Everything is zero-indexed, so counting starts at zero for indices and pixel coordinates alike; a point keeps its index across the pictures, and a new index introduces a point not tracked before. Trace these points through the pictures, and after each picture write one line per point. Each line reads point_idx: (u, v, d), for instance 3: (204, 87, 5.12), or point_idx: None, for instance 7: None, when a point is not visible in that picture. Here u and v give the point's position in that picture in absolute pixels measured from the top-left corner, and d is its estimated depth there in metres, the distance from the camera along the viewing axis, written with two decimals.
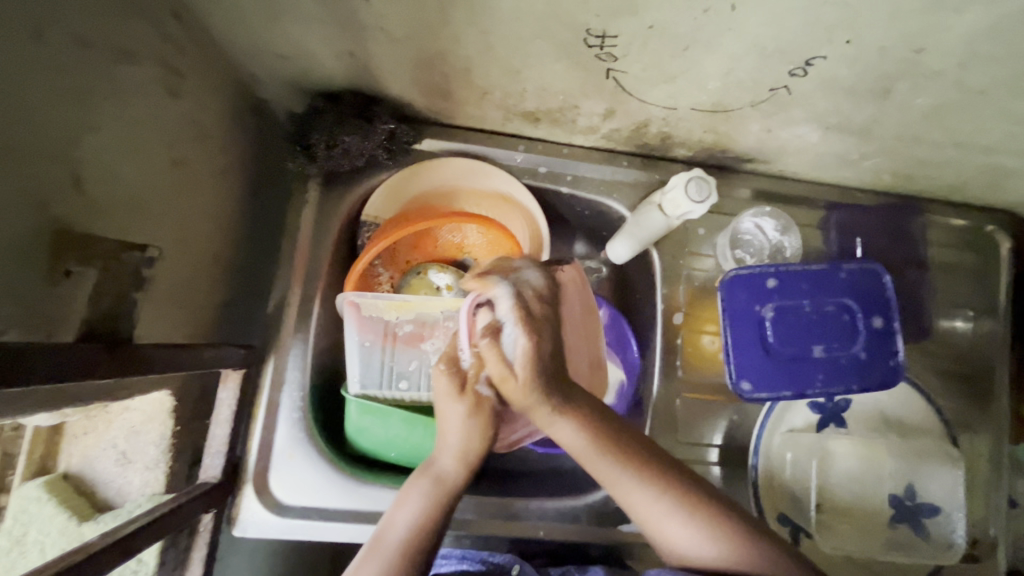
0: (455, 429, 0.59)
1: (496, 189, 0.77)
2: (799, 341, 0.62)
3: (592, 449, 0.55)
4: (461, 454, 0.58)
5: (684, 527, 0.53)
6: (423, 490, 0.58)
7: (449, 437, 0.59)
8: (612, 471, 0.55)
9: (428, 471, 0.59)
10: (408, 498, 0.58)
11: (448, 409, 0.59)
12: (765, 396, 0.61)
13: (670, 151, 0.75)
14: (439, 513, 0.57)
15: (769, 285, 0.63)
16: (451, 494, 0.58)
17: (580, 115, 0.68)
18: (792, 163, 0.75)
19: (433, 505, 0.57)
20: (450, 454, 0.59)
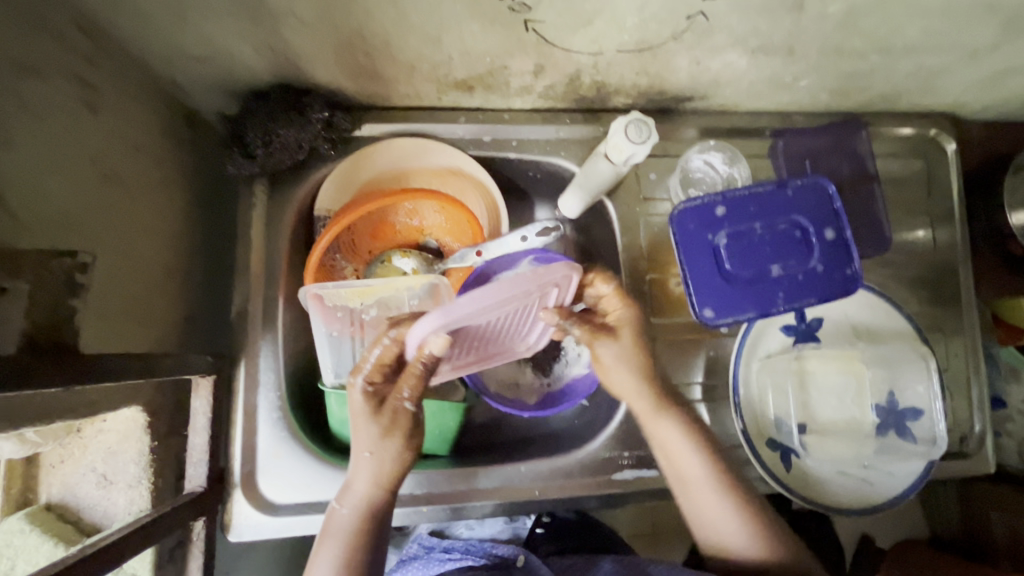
0: (369, 456, 0.60)
1: (444, 164, 0.78)
2: (756, 264, 0.62)
3: (691, 458, 0.67)
4: (375, 479, 0.60)
5: (732, 505, 0.65)
6: (340, 528, 0.60)
7: (360, 463, 0.60)
8: (695, 466, 0.66)
9: (345, 500, 0.60)
10: (330, 520, 0.60)
11: (362, 444, 0.60)
12: (729, 321, 0.61)
13: (609, 100, 0.76)
14: (362, 545, 0.59)
15: (718, 214, 0.63)
16: (374, 515, 0.60)
17: (511, 75, 0.68)
18: (729, 95, 0.76)
19: (355, 534, 0.59)
20: (364, 479, 0.60)
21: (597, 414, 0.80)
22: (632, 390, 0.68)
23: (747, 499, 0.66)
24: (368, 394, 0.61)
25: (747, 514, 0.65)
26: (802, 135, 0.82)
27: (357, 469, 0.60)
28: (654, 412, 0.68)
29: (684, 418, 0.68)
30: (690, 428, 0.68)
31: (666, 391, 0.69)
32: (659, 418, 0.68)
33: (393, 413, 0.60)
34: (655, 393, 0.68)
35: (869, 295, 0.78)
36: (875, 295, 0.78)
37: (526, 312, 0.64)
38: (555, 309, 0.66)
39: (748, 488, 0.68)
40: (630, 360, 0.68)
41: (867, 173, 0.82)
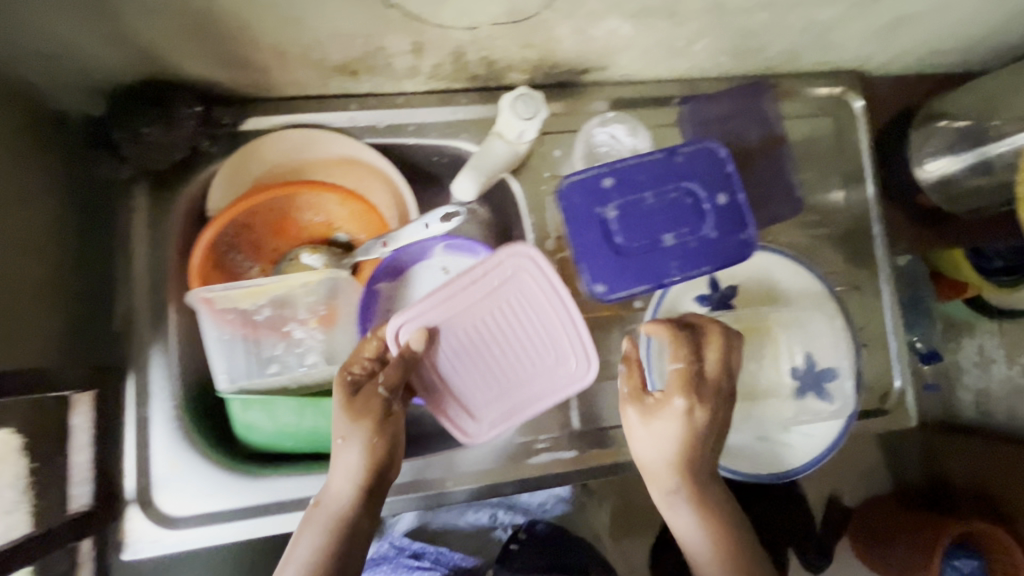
0: (344, 445, 0.59)
1: (342, 154, 0.75)
2: (647, 234, 0.61)
3: (692, 533, 0.61)
4: (353, 477, 0.58)
5: None
6: (317, 527, 0.56)
7: (339, 458, 0.59)
8: (695, 538, 0.60)
9: (322, 499, 0.59)
10: (307, 527, 0.57)
11: (336, 430, 0.60)
12: (622, 294, 0.60)
13: (505, 77, 0.73)
14: (328, 551, 0.54)
15: (606, 185, 0.61)
16: (342, 519, 0.57)
17: (391, 56, 0.66)
18: (626, 64, 0.74)
19: (324, 539, 0.55)
20: (341, 476, 0.58)
21: None
22: (655, 472, 0.63)
23: (735, 550, 0.59)
24: (339, 382, 0.61)
25: (727, 560, 0.58)
26: (706, 100, 0.80)
27: (337, 463, 0.59)
28: (670, 498, 0.62)
29: (706, 501, 0.61)
30: (706, 508, 0.61)
31: (704, 481, 0.62)
32: (674, 502, 0.62)
33: (361, 399, 0.60)
34: (684, 482, 0.62)
35: (784, 259, 0.77)
36: (791, 259, 0.77)
37: (512, 307, 0.68)
38: (541, 304, 0.69)
39: (746, 545, 0.60)
40: (667, 450, 0.62)
41: (776, 134, 0.81)
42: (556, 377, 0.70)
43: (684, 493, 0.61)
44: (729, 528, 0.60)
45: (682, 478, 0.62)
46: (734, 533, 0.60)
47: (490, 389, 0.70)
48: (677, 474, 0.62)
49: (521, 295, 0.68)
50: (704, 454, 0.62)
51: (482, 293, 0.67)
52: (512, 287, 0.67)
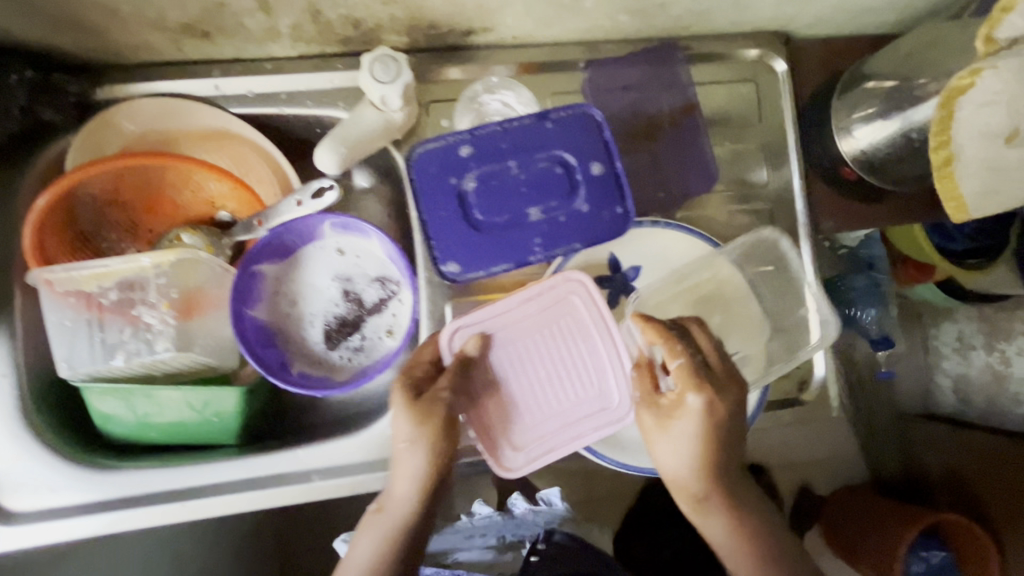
0: (406, 447, 0.60)
1: (209, 125, 0.70)
2: (510, 208, 0.56)
3: (725, 541, 0.63)
4: (418, 483, 0.61)
5: None
6: (375, 530, 0.62)
7: (402, 464, 0.60)
8: (722, 542, 0.64)
9: (384, 506, 0.62)
10: (361, 537, 0.62)
11: (400, 435, 0.60)
12: (478, 274, 0.55)
13: (381, 40, 0.67)
14: (394, 551, 0.61)
15: (463, 154, 0.55)
16: (407, 523, 0.61)
17: (239, 15, 0.60)
18: (513, 24, 0.67)
19: (388, 542, 0.61)
20: (408, 483, 0.60)
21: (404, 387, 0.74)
22: (683, 477, 0.63)
23: (759, 547, 0.63)
24: (404, 385, 0.62)
25: (755, 559, 0.62)
26: (610, 65, 0.74)
27: (401, 461, 0.60)
28: (697, 505, 0.64)
29: (733, 511, 0.64)
30: (733, 517, 0.63)
31: (735, 484, 0.64)
32: (707, 506, 0.64)
33: (422, 405, 0.60)
34: (716, 488, 0.63)
35: (684, 234, 0.72)
36: (699, 238, 0.71)
37: (563, 328, 0.66)
38: (585, 329, 0.67)
39: (765, 538, 0.63)
40: (692, 449, 0.62)
41: (689, 102, 0.75)
42: (597, 407, 0.66)
43: (714, 500, 0.64)
44: (751, 525, 0.63)
45: (706, 492, 0.63)
46: (756, 534, 0.63)
47: (534, 418, 0.66)
48: (701, 481, 0.63)
49: (575, 311, 0.67)
50: (730, 453, 0.63)
51: (539, 307, 0.67)
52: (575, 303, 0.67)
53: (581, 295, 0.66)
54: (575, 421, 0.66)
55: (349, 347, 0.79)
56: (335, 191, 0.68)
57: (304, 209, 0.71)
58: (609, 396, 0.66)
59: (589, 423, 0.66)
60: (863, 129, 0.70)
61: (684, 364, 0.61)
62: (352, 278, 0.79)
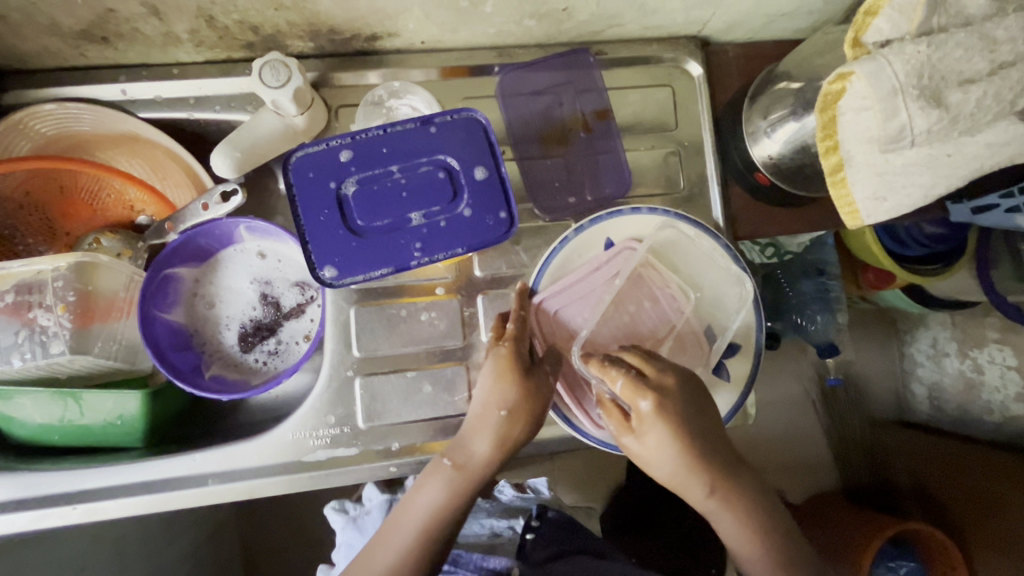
0: (503, 413, 0.63)
1: (121, 129, 0.71)
2: (390, 212, 0.55)
3: (733, 535, 0.61)
4: (498, 441, 0.63)
5: None
6: (445, 481, 0.63)
7: (484, 423, 0.63)
8: (732, 534, 0.61)
9: (457, 461, 0.63)
10: (428, 482, 0.63)
11: (498, 402, 0.63)
12: (356, 278, 0.54)
13: (285, 45, 0.68)
14: (460, 501, 0.63)
15: (342, 159, 0.55)
16: (480, 476, 0.63)
17: (133, 21, 0.60)
18: (416, 29, 0.68)
19: (456, 494, 0.63)
20: (486, 440, 0.63)
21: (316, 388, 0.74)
22: (680, 479, 0.60)
23: (766, 534, 0.61)
24: (510, 354, 0.64)
25: (765, 545, 0.60)
26: (519, 70, 0.74)
27: (488, 423, 0.63)
28: (708, 500, 0.61)
29: (751, 505, 0.61)
30: (751, 510, 0.61)
31: (740, 482, 0.61)
32: (713, 506, 0.61)
33: (534, 381, 0.64)
34: (714, 487, 0.60)
35: (674, 233, 0.72)
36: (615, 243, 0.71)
37: (636, 296, 0.71)
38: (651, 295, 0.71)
39: (777, 526, 0.62)
40: (667, 453, 0.59)
41: (602, 108, 0.75)
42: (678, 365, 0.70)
43: (721, 493, 0.60)
44: (765, 516, 0.61)
45: (711, 488, 0.60)
46: (765, 518, 0.61)
47: None
48: (697, 484, 0.60)
49: (640, 280, 0.71)
50: (710, 444, 0.61)
51: (607, 271, 0.70)
52: (647, 268, 0.71)
53: (642, 263, 0.71)
54: None
55: (266, 350, 0.80)
56: (239, 197, 0.69)
57: (211, 213, 0.72)
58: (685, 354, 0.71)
59: None
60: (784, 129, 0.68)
61: (626, 386, 0.60)
62: (270, 281, 0.80)
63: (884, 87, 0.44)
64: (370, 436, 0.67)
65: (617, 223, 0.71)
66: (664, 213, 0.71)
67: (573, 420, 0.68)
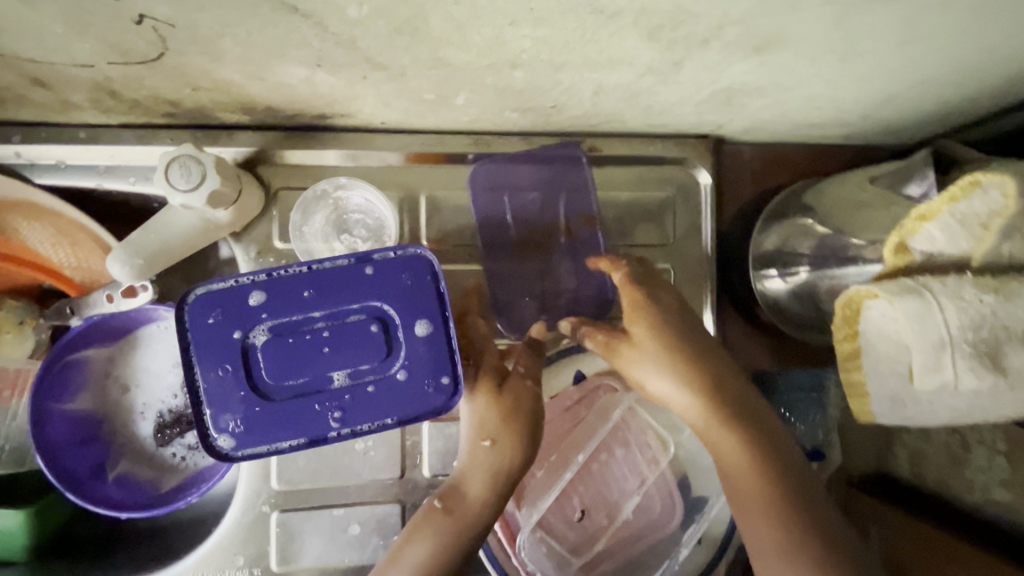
0: (488, 445, 0.45)
1: (16, 197, 0.60)
2: (307, 371, 0.45)
3: (749, 477, 0.44)
4: (494, 475, 0.45)
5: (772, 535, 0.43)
6: (434, 531, 0.44)
7: (462, 456, 0.46)
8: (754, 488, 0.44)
9: (446, 500, 0.45)
10: (419, 532, 0.44)
11: (474, 431, 0.45)
12: (258, 451, 0.45)
13: (215, 117, 0.56)
14: (457, 556, 0.44)
15: (252, 302, 0.45)
16: (473, 518, 0.44)
17: (15, 88, 0.49)
18: (372, 113, 0.56)
19: (450, 548, 0.44)
20: (479, 475, 0.45)
21: None
22: (672, 392, 0.46)
23: (771, 467, 0.44)
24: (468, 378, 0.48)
25: (762, 464, 0.44)
26: (515, 161, 0.63)
27: (472, 464, 0.45)
28: (711, 433, 0.45)
29: (750, 404, 0.46)
30: (751, 421, 0.45)
31: (748, 405, 0.46)
32: (718, 437, 0.45)
33: (510, 394, 0.46)
34: (728, 415, 0.45)
35: None
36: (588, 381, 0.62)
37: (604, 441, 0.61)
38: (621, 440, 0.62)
39: (787, 467, 0.45)
40: (656, 354, 0.46)
41: (590, 215, 0.64)
42: (643, 528, 0.61)
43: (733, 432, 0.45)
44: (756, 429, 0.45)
45: (717, 414, 0.45)
46: (770, 441, 0.45)
47: (573, 538, 0.60)
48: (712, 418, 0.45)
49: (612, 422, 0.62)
50: (716, 359, 0.47)
51: (570, 411, 0.62)
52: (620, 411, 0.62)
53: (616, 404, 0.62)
54: (626, 544, 0.60)
55: (184, 444, 0.70)
56: (147, 290, 0.61)
57: (116, 304, 0.63)
58: (657, 513, 0.61)
59: (637, 545, 0.60)
60: (804, 277, 0.58)
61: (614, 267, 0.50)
62: None
63: (929, 337, 0.39)
64: None
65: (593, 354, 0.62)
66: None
67: None
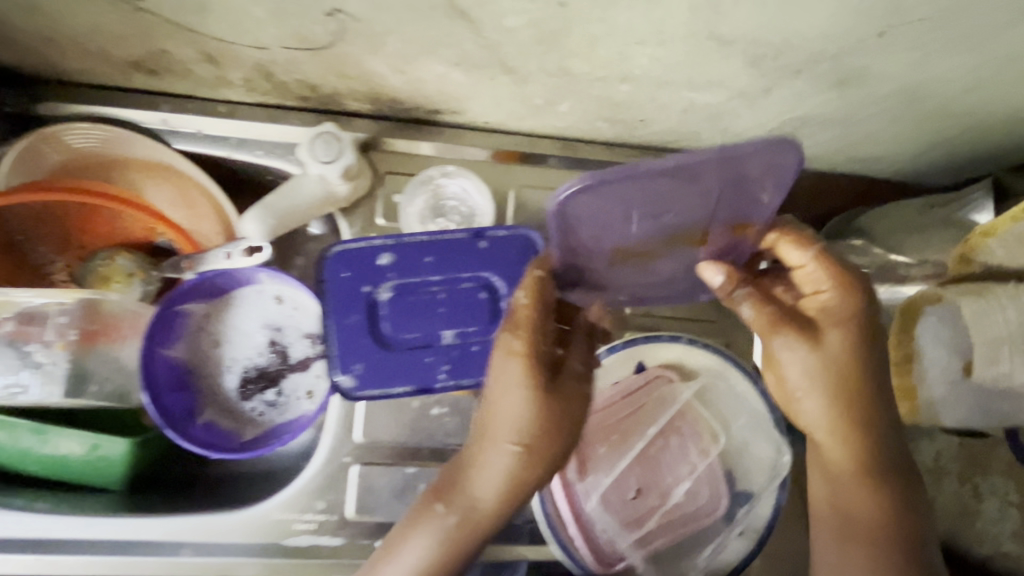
0: (511, 450, 0.47)
1: (151, 158, 0.67)
2: (422, 327, 0.52)
3: (849, 515, 0.48)
4: (506, 485, 0.48)
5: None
6: (437, 528, 0.49)
7: (484, 468, 0.48)
8: (850, 531, 0.48)
9: (450, 504, 0.49)
10: (416, 530, 0.50)
11: (507, 432, 0.47)
12: (374, 393, 0.51)
13: (341, 104, 0.63)
14: (453, 557, 0.49)
15: (382, 262, 0.52)
16: (481, 524, 0.49)
17: (185, 62, 0.56)
18: (481, 112, 0.63)
19: (450, 546, 0.49)
20: (490, 485, 0.48)
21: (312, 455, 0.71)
22: (827, 392, 0.48)
23: (895, 519, 0.48)
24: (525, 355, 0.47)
25: (888, 537, 0.47)
26: (666, 189, 0.41)
27: (495, 462, 0.48)
28: (854, 473, 0.48)
29: (886, 454, 0.49)
30: (875, 471, 0.48)
31: (885, 463, 0.49)
32: (837, 450, 0.49)
33: (564, 395, 0.48)
34: (868, 444, 0.48)
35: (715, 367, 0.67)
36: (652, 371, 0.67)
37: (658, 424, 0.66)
38: (674, 426, 0.67)
39: (903, 534, 0.47)
40: (824, 360, 0.48)
41: (748, 224, 0.47)
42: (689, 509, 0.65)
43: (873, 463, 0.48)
44: (897, 488, 0.48)
45: (855, 435, 0.48)
46: (899, 512, 0.48)
47: (625, 513, 0.64)
48: (842, 438, 0.48)
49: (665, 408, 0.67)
50: (878, 399, 0.49)
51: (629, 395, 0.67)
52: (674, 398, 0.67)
53: (671, 392, 0.67)
54: (672, 522, 0.65)
55: (264, 400, 0.75)
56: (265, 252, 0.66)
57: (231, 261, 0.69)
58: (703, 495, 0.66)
59: (683, 525, 0.65)
60: None
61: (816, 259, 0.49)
62: (280, 329, 0.75)
63: (989, 334, 0.53)
64: (358, 528, 0.63)
65: (660, 345, 0.67)
66: (726, 355, 0.67)
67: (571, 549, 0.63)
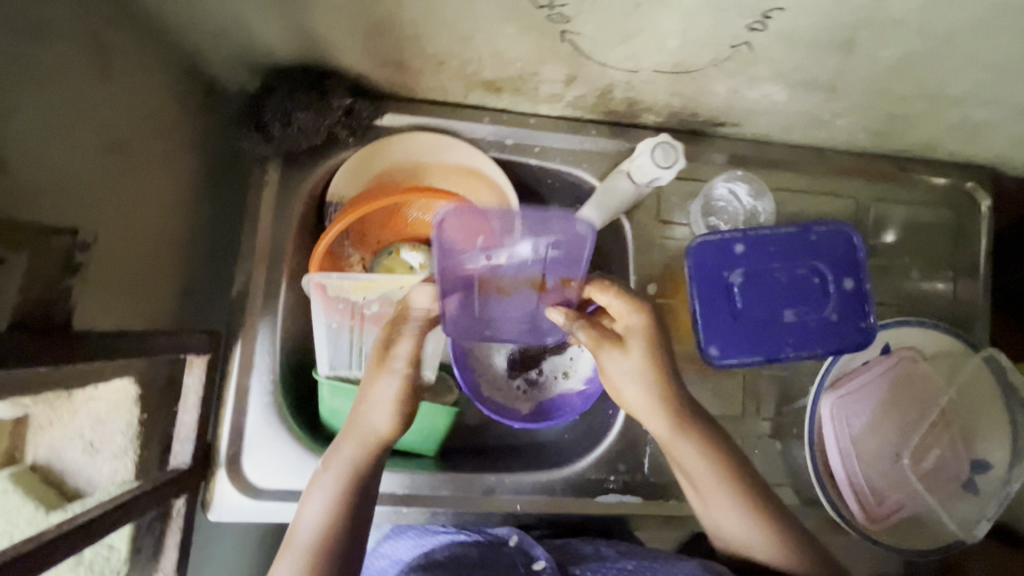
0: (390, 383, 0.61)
1: (462, 163, 0.75)
2: (768, 305, 0.62)
3: (709, 478, 0.63)
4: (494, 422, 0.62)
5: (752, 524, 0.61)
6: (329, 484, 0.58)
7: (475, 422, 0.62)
8: (717, 489, 0.63)
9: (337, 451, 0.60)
10: (311, 495, 0.58)
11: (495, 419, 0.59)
12: (734, 361, 0.62)
13: (638, 117, 0.73)
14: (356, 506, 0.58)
15: (735, 250, 0.63)
16: (365, 467, 0.60)
17: (541, 82, 0.66)
18: (763, 125, 0.73)
19: (337, 503, 0.58)
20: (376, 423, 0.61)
21: (588, 429, 0.80)
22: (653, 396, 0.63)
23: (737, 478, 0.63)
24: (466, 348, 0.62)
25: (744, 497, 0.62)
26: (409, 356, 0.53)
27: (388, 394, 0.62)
28: (673, 433, 0.64)
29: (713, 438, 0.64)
30: (722, 455, 0.63)
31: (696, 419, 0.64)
32: (676, 439, 0.64)
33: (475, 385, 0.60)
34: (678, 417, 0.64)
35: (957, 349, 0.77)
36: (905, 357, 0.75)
37: (912, 401, 0.75)
38: (924, 403, 0.75)
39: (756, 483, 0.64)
40: (641, 374, 0.63)
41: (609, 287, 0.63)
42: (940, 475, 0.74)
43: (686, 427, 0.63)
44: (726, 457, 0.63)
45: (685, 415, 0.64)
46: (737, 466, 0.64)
47: (886, 478, 0.74)
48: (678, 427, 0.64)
49: (916, 388, 0.75)
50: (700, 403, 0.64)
51: (887, 376, 0.75)
52: (925, 379, 0.75)
53: (922, 373, 0.75)
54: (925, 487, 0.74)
55: (526, 379, 0.80)
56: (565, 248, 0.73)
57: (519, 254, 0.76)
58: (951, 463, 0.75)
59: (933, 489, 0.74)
60: None
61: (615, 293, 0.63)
62: None
63: None
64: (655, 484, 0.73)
65: (912, 331, 0.76)
66: (962, 340, 0.76)
67: (841, 508, 0.72)
